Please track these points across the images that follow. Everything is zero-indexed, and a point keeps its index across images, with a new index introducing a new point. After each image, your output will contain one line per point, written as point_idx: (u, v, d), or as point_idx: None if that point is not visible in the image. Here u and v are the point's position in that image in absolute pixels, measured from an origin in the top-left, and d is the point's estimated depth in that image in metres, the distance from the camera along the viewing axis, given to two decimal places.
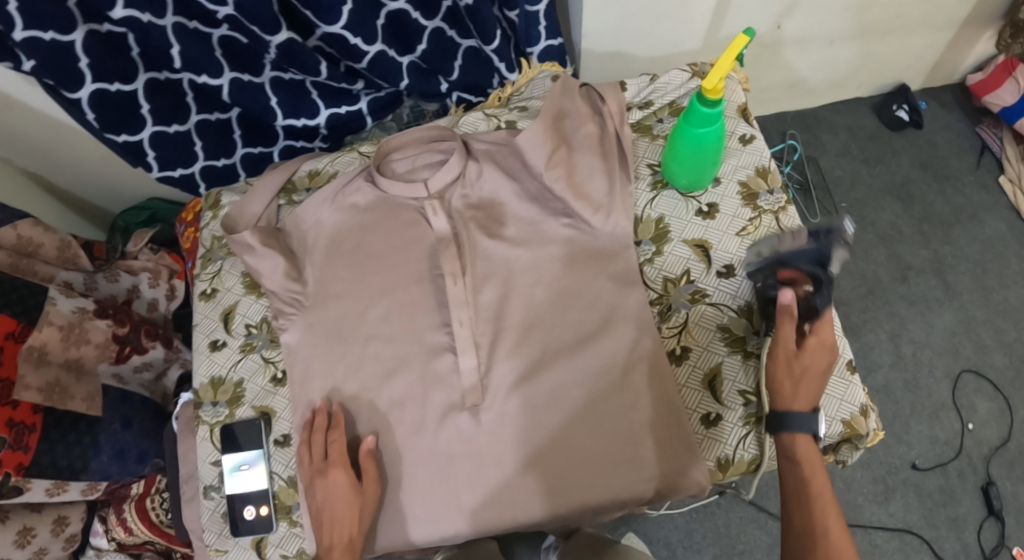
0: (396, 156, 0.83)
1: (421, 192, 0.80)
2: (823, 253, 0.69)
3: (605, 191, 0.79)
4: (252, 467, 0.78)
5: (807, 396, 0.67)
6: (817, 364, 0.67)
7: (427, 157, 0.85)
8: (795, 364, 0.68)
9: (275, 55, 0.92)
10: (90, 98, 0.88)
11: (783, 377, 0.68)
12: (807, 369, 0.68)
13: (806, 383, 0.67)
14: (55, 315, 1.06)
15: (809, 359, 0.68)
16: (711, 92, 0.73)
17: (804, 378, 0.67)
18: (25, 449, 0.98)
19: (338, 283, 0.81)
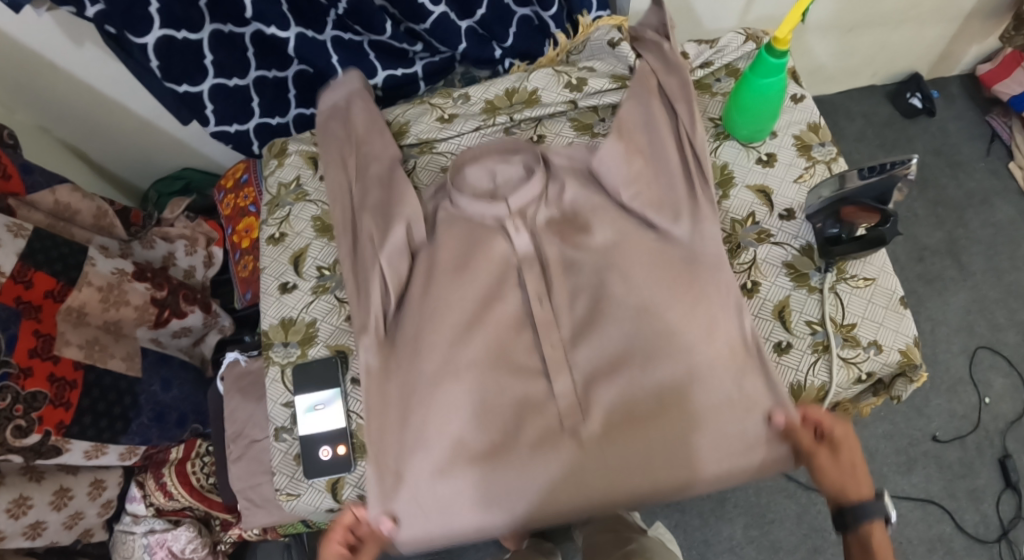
0: (469, 168, 0.84)
1: (504, 209, 0.80)
2: (888, 183, 0.74)
3: (674, 138, 0.81)
4: (327, 406, 0.78)
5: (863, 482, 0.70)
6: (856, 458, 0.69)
7: (503, 168, 0.83)
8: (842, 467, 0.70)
9: (341, 11, 0.94)
10: (156, 43, 0.88)
11: (844, 482, 0.69)
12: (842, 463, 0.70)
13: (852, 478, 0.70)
14: (93, 276, 1.04)
15: (843, 455, 0.70)
16: (780, 43, 0.77)
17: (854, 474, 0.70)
18: (66, 407, 0.97)
19: (415, 291, 0.79)
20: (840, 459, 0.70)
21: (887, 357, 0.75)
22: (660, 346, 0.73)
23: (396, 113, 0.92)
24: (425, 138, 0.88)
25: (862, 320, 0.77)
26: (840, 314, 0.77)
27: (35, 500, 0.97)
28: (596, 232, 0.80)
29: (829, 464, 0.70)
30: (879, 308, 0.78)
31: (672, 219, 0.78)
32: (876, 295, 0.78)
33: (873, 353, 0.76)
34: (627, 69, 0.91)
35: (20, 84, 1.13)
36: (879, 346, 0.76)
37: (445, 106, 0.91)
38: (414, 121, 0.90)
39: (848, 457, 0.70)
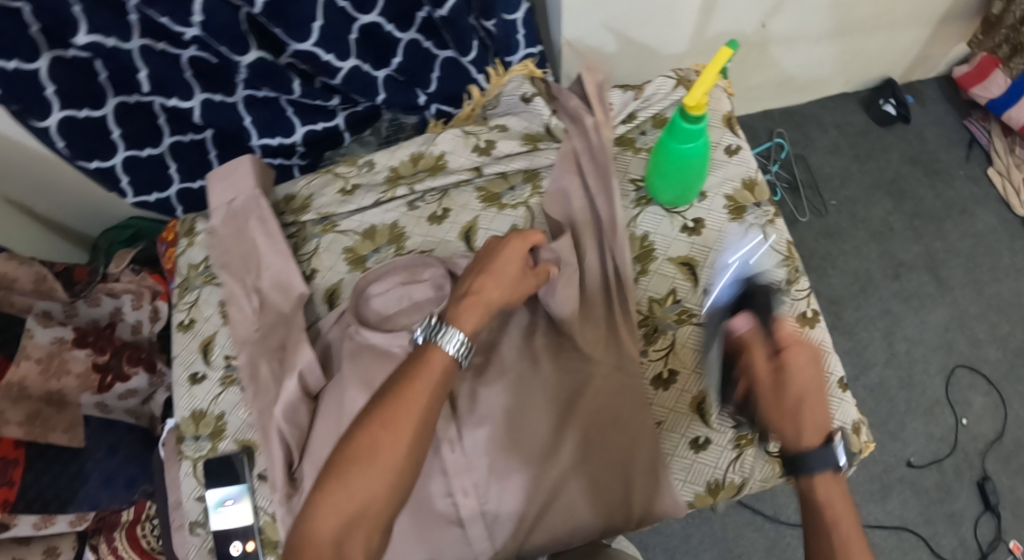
0: (376, 292, 0.75)
1: (406, 338, 0.70)
2: None
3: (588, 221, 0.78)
4: (236, 502, 0.76)
5: (815, 429, 0.62)
6: (816, 396, 0.61)
7: (412, 291, 0.74)
8: (785, 399, 0.61)
9: (246, 75, 0.89)
10: (59, 125, 0.86)
11: (784, 416, 0.62)
12: (797, 384, 0.60)
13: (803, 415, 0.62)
14: (31, 348, 1.02)
15: (791, 394, 0.61)
16: (694, 108, 0.71)
17: (808, 413, 0.62)
18: (10, 485, 0.95)
19: (320, 432, 0.71)
20: (783, 393, 0.61)
21: None
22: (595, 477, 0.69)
23: (299, 185, 0.86)
24: (326, 213, 0.83)
25: None
26: None
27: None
28: (511, 368, 0.71)
29: (771, 394, 0.62)
30: None
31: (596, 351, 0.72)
32: None
33: None
34: (543, 127, 0.86)
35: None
36: None
37: (349, 176, 0.84)
38: (317, 194, 0.85)
39: (793, 396, 0.61)
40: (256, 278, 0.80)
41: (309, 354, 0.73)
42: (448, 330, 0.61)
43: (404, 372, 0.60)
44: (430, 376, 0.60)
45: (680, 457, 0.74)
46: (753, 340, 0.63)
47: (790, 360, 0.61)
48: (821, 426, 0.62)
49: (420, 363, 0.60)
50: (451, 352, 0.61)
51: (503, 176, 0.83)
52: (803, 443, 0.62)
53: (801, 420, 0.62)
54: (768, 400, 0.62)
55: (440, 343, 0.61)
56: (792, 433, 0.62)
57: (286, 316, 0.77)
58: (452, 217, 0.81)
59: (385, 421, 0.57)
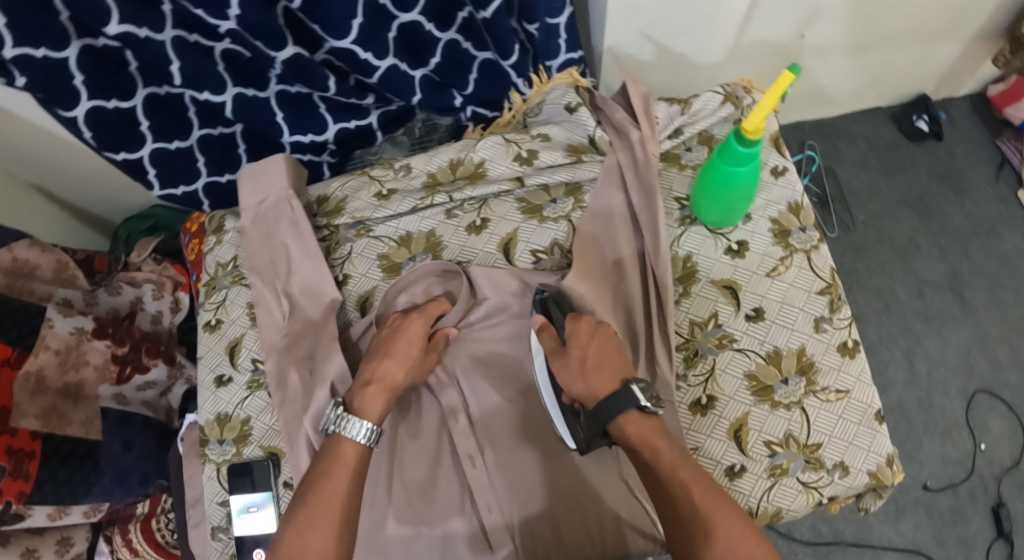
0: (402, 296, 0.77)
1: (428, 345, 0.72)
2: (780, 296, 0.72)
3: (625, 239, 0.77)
4: (260, 509, 0.75)
5: (608, 372, 0.64)
6: (591, 352, 0.65)
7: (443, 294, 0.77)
8: (570, 358, 0.65)
9: (280, 71, 0.87)
10: (86, 116, 0.84)
11: (577, 375, 0.64)
12: (591, 345, 0.66)
13: (599, 372, 0.64)
14: (51, 338, 0.99)
15: (587, 354, 0.65)
16: (751, 133, 0.69)
17: (596, 370, 0.64)
18: (26, 477, 0.92)
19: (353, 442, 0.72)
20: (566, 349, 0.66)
21: (852, 481, 0.74)
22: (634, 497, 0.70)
23: (333, 186, 0.84)
24: (360, 217, 0.81)
25: (828, 440, 0.74)
26: (803, 434, 0.74)
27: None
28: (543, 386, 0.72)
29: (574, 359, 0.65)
30: (851, 424, 0.75)
31: (632, 368, 0.73)
32: (848, 410, 0.75)
33: (837, 477, 0.74)
34: (587, 138, 0.83)
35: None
36: (844, 468, 0.74)
37: (385, 180, 0.82)
38: (351, 197, 0.83)
39: (592, 357, 0.64)
40: (286, 283, 0.78)
41: (340, 363, 0.72)
42: (353, 419, 0.63)
43: (319, 471, 0.61)
44: (345, 469, 0.61)
45: (714, 483, 0.73)
46: (546, 323, 0.69)
47: (591, 348, 0.65)
48: (607, 384, 0.63)
49: (334, 453, 0.62)
50: (360, 440, 0.63)
51: (545, 188, 0.81)
52: (596, 397, 0.63)
53: (597, 376, 0.64)
54: (573, 368, 0.65)
55: (347, 433, 0.63)
56: (585, 391, 0.64)
57: (316, 323, 0.76)
58: (491, 227, 0.79)
59: (309, 519, 0.57)
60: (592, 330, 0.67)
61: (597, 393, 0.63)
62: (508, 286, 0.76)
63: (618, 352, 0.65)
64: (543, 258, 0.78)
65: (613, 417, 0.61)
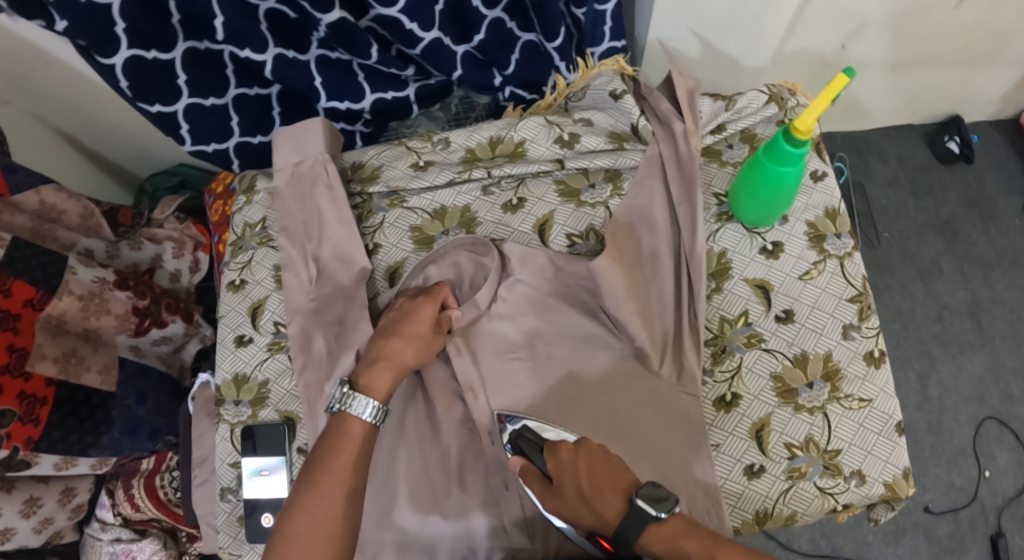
0: (432, 267, 0.76)
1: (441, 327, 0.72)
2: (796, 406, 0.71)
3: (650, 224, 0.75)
4: (272, 473, 0.74)
5: (609, 491, 0.57)
6: (589, 471, 0.59)
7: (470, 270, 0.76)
8: (564, 494, 0.59)
9: (324, 34, 0.86)
10: (124, 65, 0.83)
11: (579, 511, 0.58)
12: (580, 468, 0.59)
13: (599, 499, 0.57)
14: (75, 285, 0.96)
15: (582, 478, 0.59)
16: (801, 133, 0.67)
17: (595, 495, 0.58)
18: (36, 423, 0.90)
19: None
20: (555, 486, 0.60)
21: (868, 490, 0.72)
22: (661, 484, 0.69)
23: (369, 154, 0.84)
24: (396, 186, 0.80)
25: (848, 447, 0.73)
26: (824, 439, 0.73)
27: (5, 510, 0.92)
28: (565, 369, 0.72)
29: (568, 492, 0.59)
30: (871, 433, 0.74)
31: (658, 360, 0.72)
32: (869, 419, 0.74)
33: (853, 485, 0.72)
34: (629, 127, 0.82)
35: (11, 73, 1.01)
36: (861, 477, 0.73)
37: (423, 152, 0.81)
38: (387, 166, 0.82)
39: (589, 481, 0.58)
40: (316, 247, 0.77)
41: (368, 331, 0.72)
42: (359, 398, 0.62)
43: (325, 446, 0.60)
44: (353, 447, 0.60)
45: (731, 481, 0.72)
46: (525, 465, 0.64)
47: (578, 467, 0.60)
48: (613, 503, 0.57)
49: (340, 431, 0.61)
50: (366, 418, 0.62)
51: (584, 171, 0.80)
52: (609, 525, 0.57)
53: (601, 502, 0.58)
54: (571, 499, 0.59)
55: (352, 411, 0.61)
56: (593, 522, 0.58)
57: (346, 290, 0.75)
58: (527, 207, 0.78)
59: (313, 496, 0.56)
60: (576, 452, 0.61)
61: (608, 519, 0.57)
62: (541, 267, 0.74)
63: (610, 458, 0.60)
64: (579, 243, 0.76)
65: (634, 540, 0.56)
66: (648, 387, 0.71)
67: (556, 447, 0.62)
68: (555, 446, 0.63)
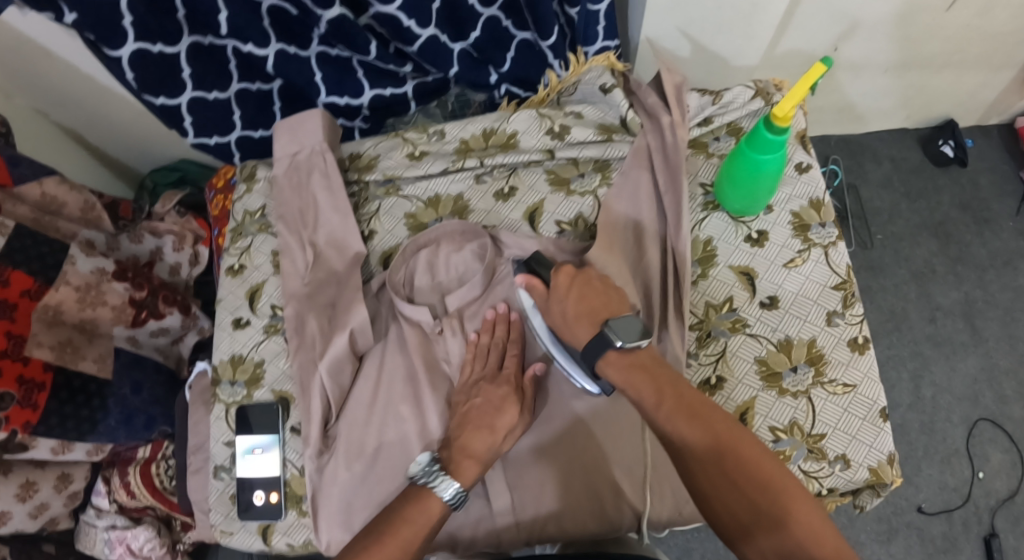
0: (421, 254, 0.76)
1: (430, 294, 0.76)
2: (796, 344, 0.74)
3: (639, 212, 0.77)
4: (265, 451, 0.76)
5: (586, 321, 0.63)
6: (580, 292, 0.65)
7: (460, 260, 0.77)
8: (553, 310, 0.66)
9: (324, 30, 0.89)
10: (130, 57, 0.86)
11: (562, 327, 0.65)
12: (570, 294, 0.65)
13: (577, 322, 0.64)
14: (72, 276, 1.00)
15: (569, 304, 0.65)
16: (781, 120, 0.70)
17: (576, 321, 0.64)
18: (34, 407, 0.93)
19: (361, 398, 0.74)
20: (549, 303, 0.66)
21: (852, 474, 0.73)
22: (638, 469, 0.70)
23: (367, 145, 0.86)
24: (392, 175, 0.82)
25: (832, 432, 0.74)
26: (808, 423, 0.74)
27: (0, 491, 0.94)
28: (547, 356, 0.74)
29: (557, 304, 0.66)
30: (856, 418, 0.75)
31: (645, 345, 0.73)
32: (854, 404, 0.75)
33: (838, 469, 0.74)
34: (618, 120, 0.84)
35: (15, 71, 1.05)
36: (845, 461, 0.74)
37: (419, 142, 0.84)
38: (383, 156, 0.84)
39: (573, 309, 0.64)
40: (312, 234, 0.79)
41: (362, 314, 0.74)
42: (445, 478, 0.62)
43: (397, 510, 0.60)
44: (420, 524, 0.59)
45: None
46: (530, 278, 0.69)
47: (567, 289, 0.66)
48: (586, 329, 0.63)
49: (417, 501, 0.61)
50: (444, 499, 0.61)
51: (574, 162, 0.82)
52: (579, 347, 0.64)
53: (578, 326, 0.64)
54: (557, 319, 0.66)
55: (436, 490, 0.61)
56: (570, 336, 0.65)
57: (340, 275, 0.77)
58: (518, 196, 0.80)
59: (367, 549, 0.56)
60: (573, 278, 0.66)
61: (579, 343, 0.63)
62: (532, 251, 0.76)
63: (602, 288, 0.65)
64: (567, 230, 0.79)
65: (596, 362, 0.61)
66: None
67: (559, 268, 0.68)
68: (559, 266, 0.68)
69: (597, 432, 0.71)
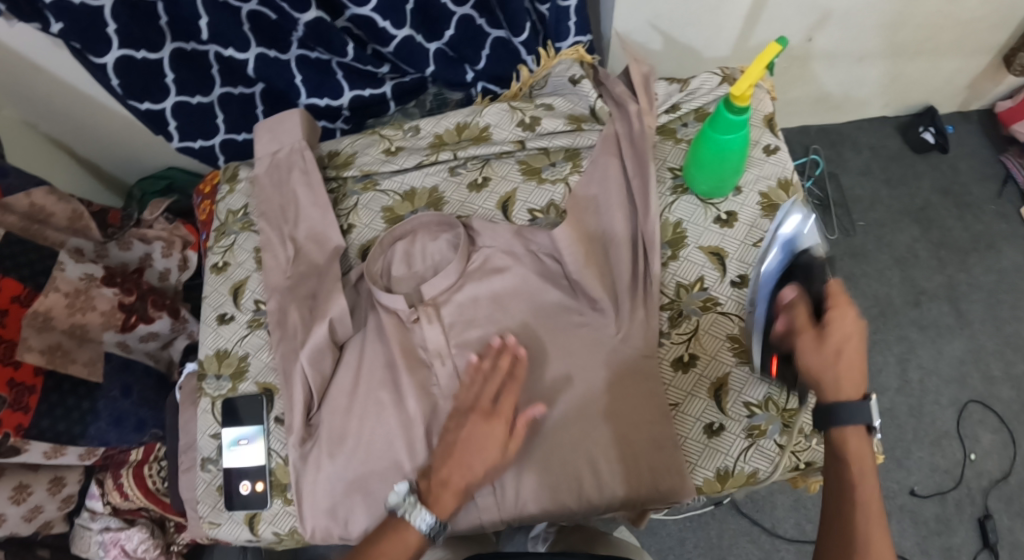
0: (397, 246, 0.79)
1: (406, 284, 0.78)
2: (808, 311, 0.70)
3: (607, 197, 0.78)
4: (250, 442, 0.77)
5: (856, 380, 0.61)
6: (852, 353, 0.62)
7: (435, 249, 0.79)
8: (825, 348, 0.62)
9: (302, 34, 0.92)
10: (115, 63, 0.89)
11: (822, 367, 0.62)
12: (848, 350, 0.62)
13: (846, 374, 0.61)
14: (62, 282, 1.04)
15: (840, 355, 0.62)
16: (738, 100, 0.73)
17: (845, 373, 0.61)
18: (25, 410, 0.96)
19: (341, 387, 0.75)
20: (826, 338, 0.62)
21: None
22: (614, 453, 0.71)
23: (344, 143, 0.88)
24: (368, 170, 0.85)
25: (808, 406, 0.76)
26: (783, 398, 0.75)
27: None
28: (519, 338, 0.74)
29: (820, 347, 0.62)
30: None
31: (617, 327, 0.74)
32: None
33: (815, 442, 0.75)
34: (588, 109, 0.86)
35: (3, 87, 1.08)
36: None
37: (394, 138, 0.86)
38: (360, 152, 0.87)
39: (842, 364, 0.61)
40: (292, 229, 0.81)
41: (341, 303, 0.76)
42: (419, 510, 0.62)
43: (379, 545, 0.61)
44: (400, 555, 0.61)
45: (692, 439, 0.75)
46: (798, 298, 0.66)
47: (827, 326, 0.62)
48: (854, 384, 0.61)
49: (397, 533, 0.62)
50: (421, 530, 0.61)
51: (545, 151, 0.84)
52: (833, 393, 0.61)
53: (846, 379, 0.61)
54: (823, 354, 0.62)
55: (412, 523, 0.61)
56: (826, 383, 0.62)
57: (320, 267, 0.79)
58: (491, 185, 0.82)
59: None
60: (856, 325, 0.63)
61: (841, 396, 0.61)
62: (507, 239, 0.78)
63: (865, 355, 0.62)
64: (540, 217, 0.80)
65: (843, 423, 0.61)
66: (608, 354, 0.73)
67: (842, 307, 0.63)
68: (838, 301, 0.63)
69: (576, 415, 0.72)
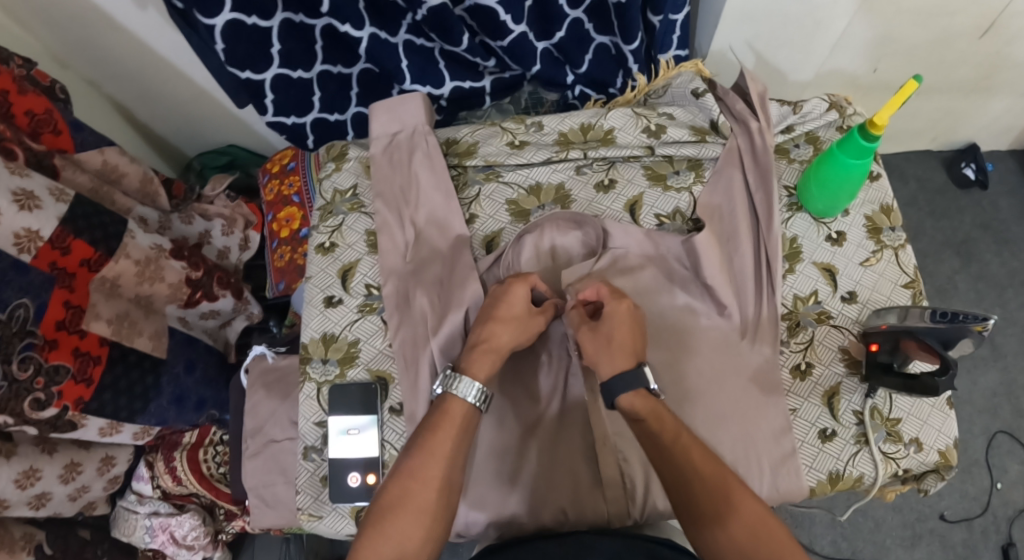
0: (527, 241, 0.78)
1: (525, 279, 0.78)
2: (954, 333, 0.69)
3: (729, 203, 0.80)
4: (361, 431, 0.75)
5: None
6: None
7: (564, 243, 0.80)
8: None
9: (421, 18, 0.89)
10: (224, 27, 0.85)
11: None
12: None
13: None
14: (132, 249, 0.97)
15: None
16: (875, 128, 0.73)
17: None
18: (87, 383, 0.91)
19: None
20: None
21: (925, 457, 0.76)
22: (736, 452, 0.72)
23: (463, 132, 0.88)
24: (493, 161, 0.85)
25: (907, 417, 0.77)
26: (885, 407, 0.77)
27: (44, 471, 0.92)
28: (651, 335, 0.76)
29: None
30: (926, 405, 0.77)
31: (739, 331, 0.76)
32: None
33: (912, 451, 0.76)
34: (708, 122, 0.87)
35: (74, 38, 1.06)
36: (919, 444, 0.76)
37: (518, 132, 0.87)
38: (482, 142, 0.86)
39: None
40: (412, 213, 0.81)
41: (474, 291, 0.75)
42: (462, 381, 0.65)
43: (429, 424, 0.63)
44: (451, 427, 0.63)
45: (807, 444, 0.76)
46: None
47: None
48: None
49: (443, 410, 0.64)
50: (468, 399, 0.65)
51: (670, 159, 0.85)
52: None
53: None
54: None
55: (456, 392, 0.65)
56: None
57: (443, 254, 0.79)
58: (618, 188, 0.83)
59: (419, 468, 0.60)
60: None
61: None
62: (638, 240, 0.79)
63: None
64: (666, 222, 0.82)
65: None
66: (735, 357, 0.75)
67: None
68: None
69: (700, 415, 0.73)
